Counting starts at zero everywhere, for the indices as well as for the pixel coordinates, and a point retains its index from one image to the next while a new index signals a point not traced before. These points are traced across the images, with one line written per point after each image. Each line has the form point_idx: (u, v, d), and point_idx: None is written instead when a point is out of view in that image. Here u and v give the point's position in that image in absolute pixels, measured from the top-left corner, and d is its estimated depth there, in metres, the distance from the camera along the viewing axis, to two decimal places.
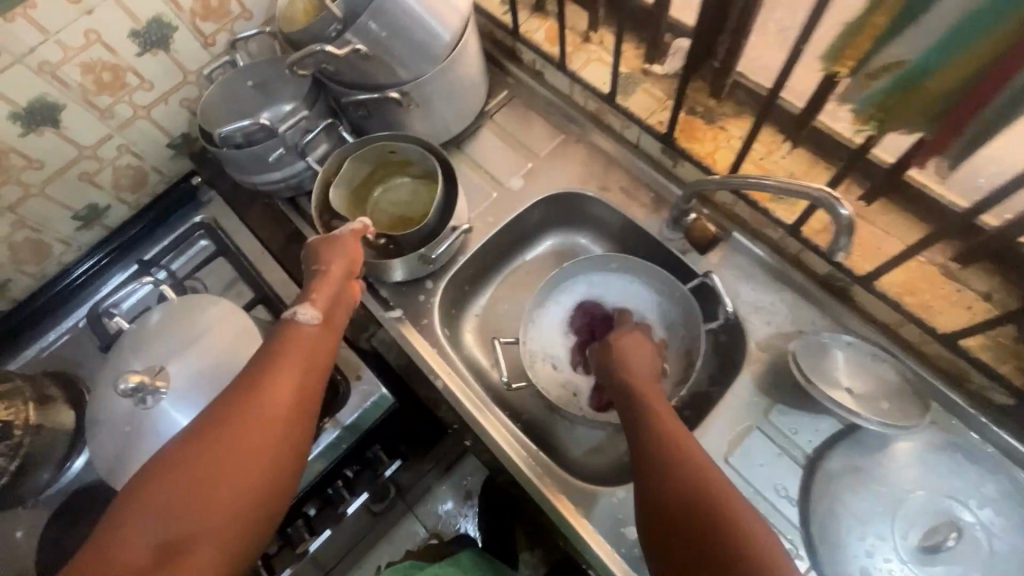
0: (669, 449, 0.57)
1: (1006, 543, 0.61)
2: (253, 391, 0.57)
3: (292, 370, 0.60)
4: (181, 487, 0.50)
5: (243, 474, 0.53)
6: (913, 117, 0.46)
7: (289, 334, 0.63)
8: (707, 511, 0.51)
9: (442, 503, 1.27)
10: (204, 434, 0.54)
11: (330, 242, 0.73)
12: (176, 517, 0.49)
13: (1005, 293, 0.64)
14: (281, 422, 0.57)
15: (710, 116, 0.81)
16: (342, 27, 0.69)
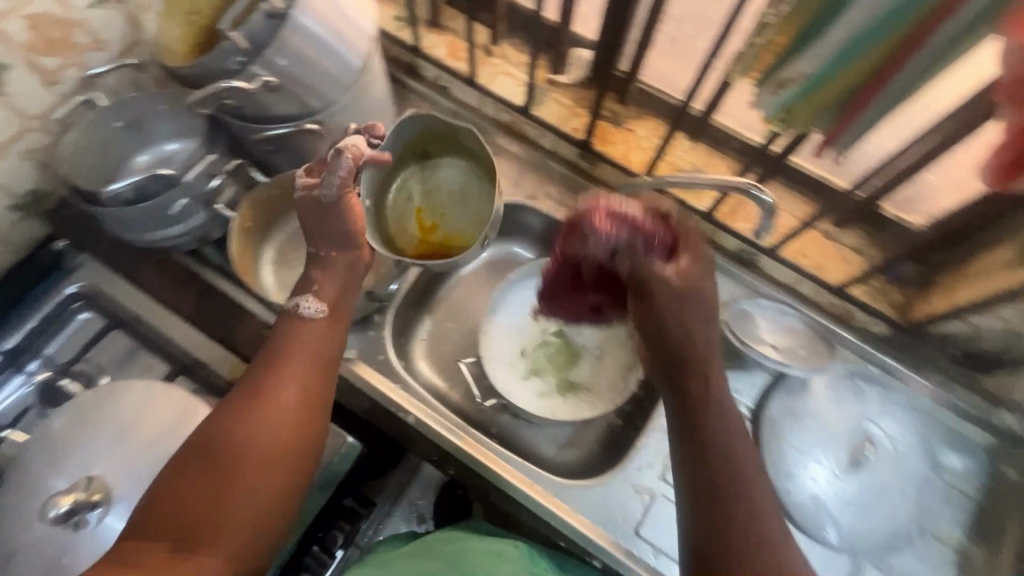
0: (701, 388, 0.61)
1: (903, 443, 0.77)
2: (263, 387, 0.58)
3: (299, 368, 0.59)
4: (197, 485, 0.53)
5: (257, 470, 0.55)
6: (813, 116, 0.55)
7: (292, 331, 0.62)
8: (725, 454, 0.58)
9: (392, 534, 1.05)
10: (220, 437, 0.55)
11: (321, 208, 0.63)
12: (196, 516, 0.52)
13: (870, 246, 0.80)
14: (294, 423, 0.58)
15: (618, 119, 0.87)
16: (247, 59, 0.62)
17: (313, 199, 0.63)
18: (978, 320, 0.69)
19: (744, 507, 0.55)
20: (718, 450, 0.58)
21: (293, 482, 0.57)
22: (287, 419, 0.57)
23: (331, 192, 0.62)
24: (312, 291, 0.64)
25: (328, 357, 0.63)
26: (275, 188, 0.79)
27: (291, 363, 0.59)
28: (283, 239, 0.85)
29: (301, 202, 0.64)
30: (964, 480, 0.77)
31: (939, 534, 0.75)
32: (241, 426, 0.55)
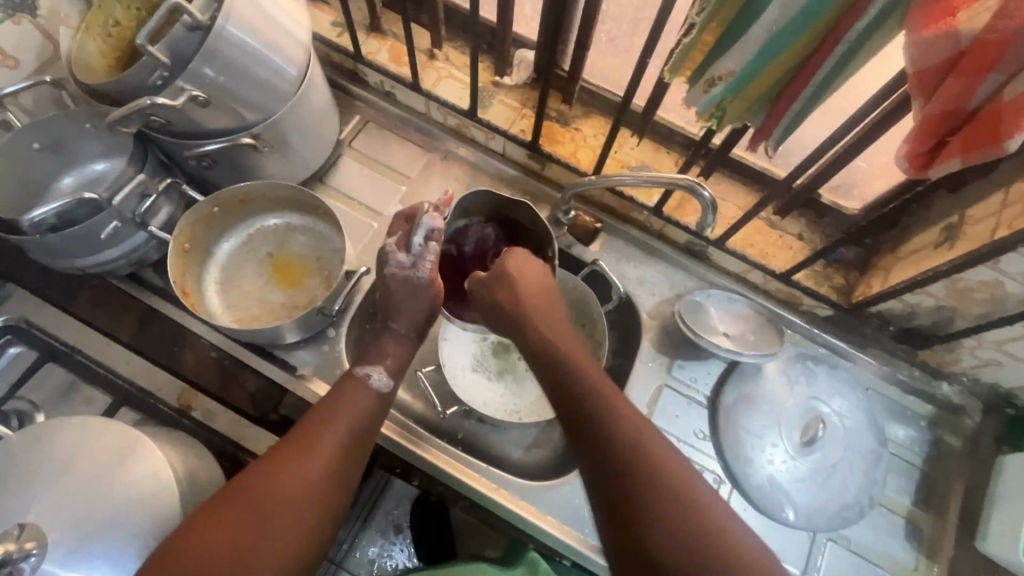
0: (589, 392, 0.57)
1: (852, 420, 0.80)
2: (308, 442, 0.59)
3: (343, 428, 0.61)
4: (224, 534, 0.51)
5: (287, 526, 0.54)
6: (743, 110, 0.56)
7: (349, 389, 0.65)
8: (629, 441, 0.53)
9: (368, 547, 1.04)
10: (259, 484, 0.55)
11: (410, 283, 0.68)
12: (215, 567, 0.49)
13: (811, 233, 0.83)
14: (329, 485, 0.58)
15: (564, 119, 0.88)
16: (170, 74, 0.59)
17: (403, 276, 0.68)
18: (912, 299, 0.73)
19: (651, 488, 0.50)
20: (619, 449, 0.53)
21: (315, 544, 0.56)
22: (325, 477, 0.58)
23: (421, 273, 0.67)
24: (383, 362, 0.68)
25: (373, 423, 0.65)
26: (212, 207, 0.76)
27: (337, 422, 0.61)
28: (226, 259, 0.82)
29: (387, 273, 0.69)
30: (909, 449, 0.82)
31: (889, 503, 0.79)
32: (280, 477, 0.56)
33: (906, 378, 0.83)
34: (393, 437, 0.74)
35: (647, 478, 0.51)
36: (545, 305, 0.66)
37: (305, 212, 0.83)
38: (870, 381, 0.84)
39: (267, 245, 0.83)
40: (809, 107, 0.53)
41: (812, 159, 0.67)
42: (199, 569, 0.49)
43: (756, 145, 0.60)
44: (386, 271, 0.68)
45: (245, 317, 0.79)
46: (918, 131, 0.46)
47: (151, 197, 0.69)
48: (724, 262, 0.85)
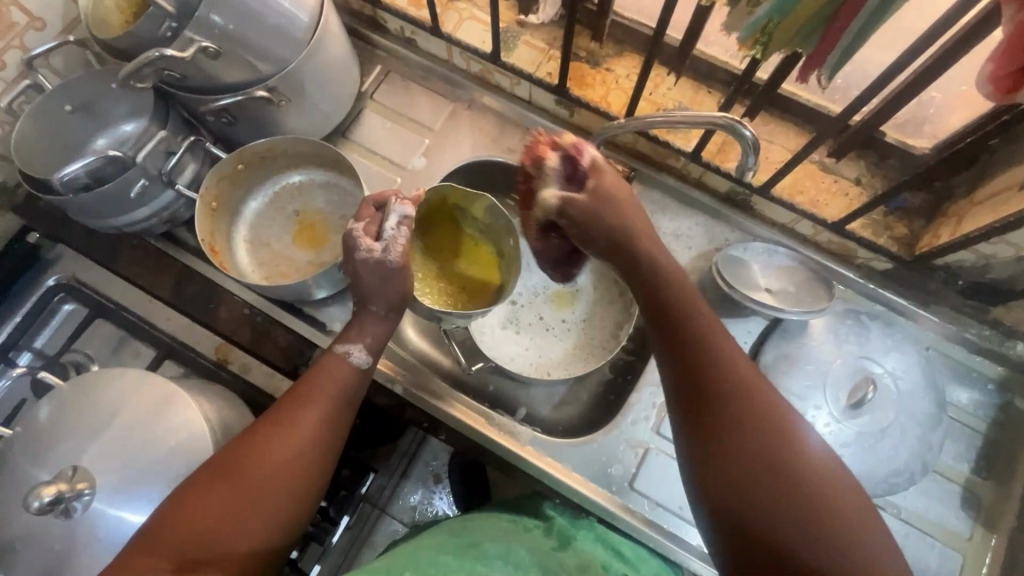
0: (718, 384, 0.52)
1: (906, 382, 0.73)
2: (285, 421, 0.56)
3: (319, 408, 0.58)
4: (199, 508, 0.50)
5: (263, 504, 0.52)
6: (795, 33, 0.49)
7: (326, 367, 0.61)
8: (765, 443, 0.49)
9: (411, 495, 1.09)
10: (231, 466, 0.53)
11: (385, 270, 0.64)
12: (190, 541, 0.48)
13: (870, 177, 0.75)
14: (298, 467, 0.55)
15: (594, 59, 0.81)
16: (177, 25, 0.58)
17: (375, 263, 0.63)
18: (987, 250, 0.65)
19: (800, 508, 0.46)
20: (749, 446, 0.49)
21: (290, 520, 0.54)
22: (305, 452, 0.56)
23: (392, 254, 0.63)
24: (369, 320, 0.64)
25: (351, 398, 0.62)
26: (236, 164, 0.75)
27: (314, 402, 0.58)
28: (253, 217, 0.82)
29: (358, 258, 0.63)
30: (972, 413, 0.75)
31: (945, 469, 0.73)
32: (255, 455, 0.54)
33: (974, 338, 0.75)
34: (416, 391, 0.74)
35: (786, 484, 0.47)
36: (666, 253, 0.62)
37: (329, 166, 0.81)
38: (930, 339, 0.77)
39: (292, 202, 0.83)
40: (872, 25, 0.45)
41: (873, 90, 0.59)
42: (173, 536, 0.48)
43: (807, 75, 0.53)
44: (360, 261, 0.63)
45: (274, 274, 0.80)
46: (1006, 44, 0.39)
47: (175, 154, 0.69)
48: (770, 212, 0.78)
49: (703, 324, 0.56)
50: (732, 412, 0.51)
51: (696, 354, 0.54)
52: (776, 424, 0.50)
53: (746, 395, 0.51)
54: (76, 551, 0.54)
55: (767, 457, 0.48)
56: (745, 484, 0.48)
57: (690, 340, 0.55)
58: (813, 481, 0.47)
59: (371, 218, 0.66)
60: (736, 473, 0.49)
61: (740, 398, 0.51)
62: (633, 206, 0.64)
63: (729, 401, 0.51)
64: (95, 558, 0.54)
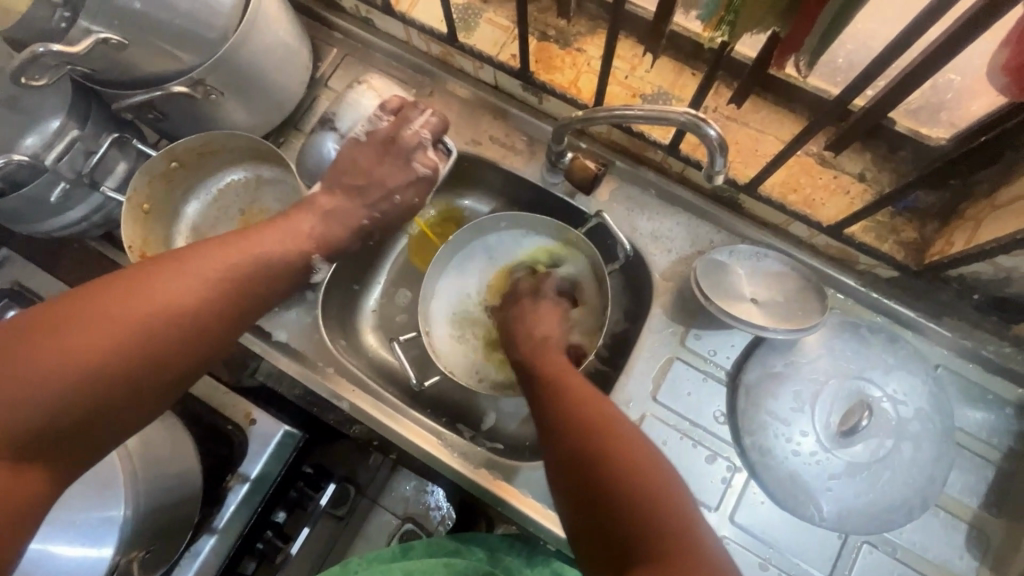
0: (588, 440, 0.51)
1: (908, 407, 0.65)
2: (200, 261, 0.54)
3: (220, 280, 0.54)
4: (86, 329, 0.46)
5: (160, 338, 0.49)
6: (765, 13, 0.40)
7: (246, 242, 0.58)
8: (598, 445, 0.50)
9: (405, 484, 1.03)
10: (109, 292, 0.49)
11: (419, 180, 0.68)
12: (60, 357, 0.45)
13: (876, 172, 0.65)
14: (180, 314, 0.51)
15: (563, 39, 0.72)
16: (72, 14, 0.52)
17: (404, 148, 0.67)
18: (1007, 262, 0.55)
19: (631, 499, 0.46)
20: (612, 493, 0.47)
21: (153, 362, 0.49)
22: (202, 304, 0.52)
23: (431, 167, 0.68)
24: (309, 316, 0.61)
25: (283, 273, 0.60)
26: (169, 162, 0.70)
27: (219, 275, 0.54)
28: (197, 218, 0.77)
29: (411, 158, 0.67)
30: (985, 441, 0.67)
31: (950, 504, 0.65)
32: (142, 294, 0.50)
33: (991, 356, 0.66)
34: (364, 409, 0.69)
35: (612, 485, 0.47)
36: (555, 352, 0.65)
37: (274, 164, 0.75)
38: (940, 357, 0.68)
39: (238, 202, 0.77)
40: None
41: (872, 75, 0.50)
42: (27, 406, 0.43)
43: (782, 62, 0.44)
44: (412, 162, 0.67)
45: None
46: None
47: (98, 154, 0.64)
48: (758, 211, 0.69)
49: (554, 363, 0.62)
50: (565, 420, 0.53)
51: (546, 385, 0.59)
52: (615, 425, 0.52)
53: (588, 411, 0.53)
54: None
55: (629, 508, 0.45)
56: (580, 493, 0.49)
57: (563, 400, 0.55)
58: (645, 476, 0.47)
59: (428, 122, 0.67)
60: (579, 481, 0.49)
61: (572, 410, 0.54)
62: (546, 321, 0.69)
63: (563, 417, 0.54)
64: None
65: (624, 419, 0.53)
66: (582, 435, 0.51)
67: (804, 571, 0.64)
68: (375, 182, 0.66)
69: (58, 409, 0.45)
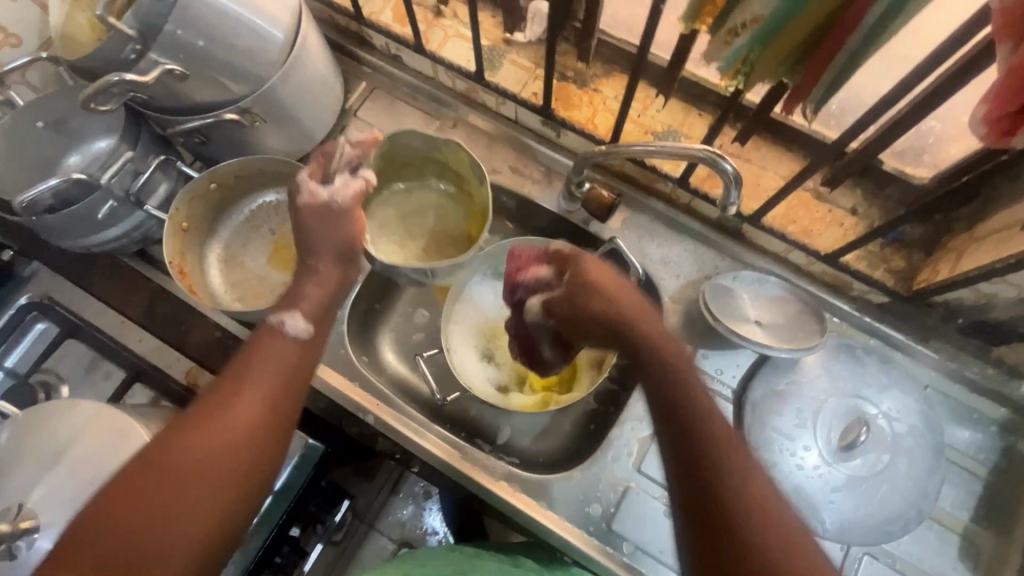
0: (728, 486, 0.46)
1: (903, 423, 0.70)
2: (227, 403, 0.50)
3: (261, 393, 0.52)
4: (131, 527, 0.44)
5: (206, 496, 0.47)
6: (776, 65, 0.46)
7: (269, 343, 0.55)
8: (740, 498, 0.46)
9: (400, 510, 1.07)
10: (158, 462, 0.47)
11: (327, 214, 0.61)
12: (136, 535, 0.44)
13: (867, 206, 0.71)
14: (236, 444, 0.49)
15: (581, 80, 0.79)
16: (142, 46, 0.57)
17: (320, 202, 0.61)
18: (987, 289, 0.61)
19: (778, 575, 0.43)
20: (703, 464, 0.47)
21: (231, 497, 0.48)
22: (251, 424, 0.50)
23: (337, 196, 0.62)
24: (310, 322, 0.59)
25: (304, 371, 0.56)
26: (209, 183, 0.74)
27: (254, 385, 0.52)
28: (228, 236, 0.80)
29: (299, 204, 0.61)
30: (973, 457, 0.71)
31: (944, 517, 0.69)
32: (190, 440, 0.48)
33: (975, 377, 0.71)
34: (389, 423, 0.72)
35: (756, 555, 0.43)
36: (650, 316, 0.57)
37: (306, 187, 0.80)
38: (929, 377, 0.73)
39: (269, 222, 0.81)
40: (857, 58, 0.43)
41: (867, 120, 0.56)
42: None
43: (790, 108, 0.50)
44: (301, 203, 0.61)
45: (247, 295, 0.78)
46: (993, 88, 0.36)
47: (145, 174, 0.68)
48: (760, 239, 0.75)
49: (675, 355, 0.54)
50: (699, 451, 0.48)
51: (673, 390, 0.51)
52: (749, 469, 0.47)
53: (727, 443, 0.48)
54: None
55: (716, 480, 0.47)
56: (716, 547, 0.45)
57: (696, 417, 0.49)
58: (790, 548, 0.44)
59: (320, 162, 0.63)
60: (716, 528, 0.45)
61: (709, 437, 0.48)
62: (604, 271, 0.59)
63: (698, 448, 0.48)
64: None
65: (704, 386, 0.52)
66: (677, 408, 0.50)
67: None
68: (303, 246, 0.61)
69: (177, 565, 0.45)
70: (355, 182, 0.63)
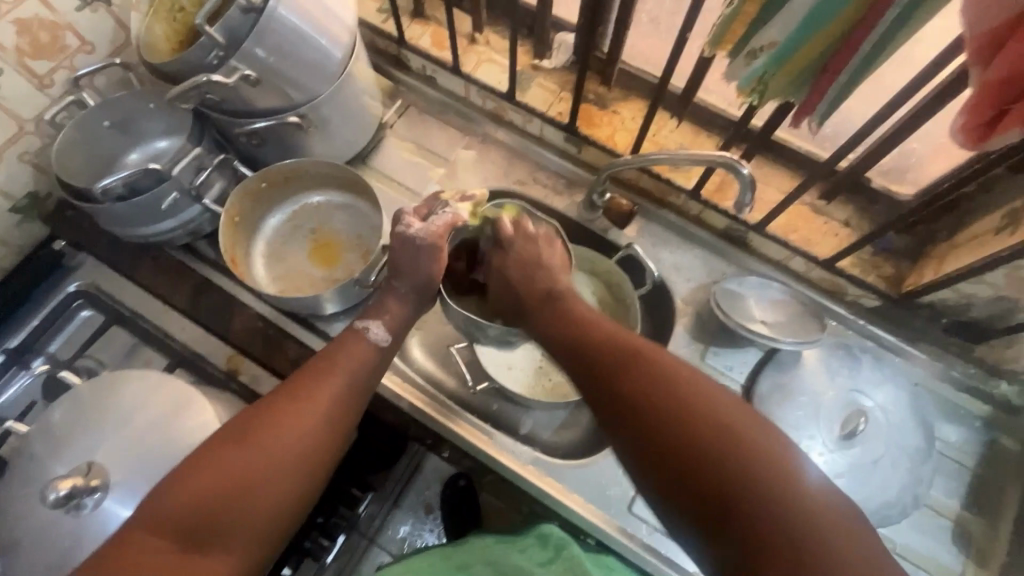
0: (690, 434, 0.49)
1: (896, 415, 0.76)
2: (308, 394, 0.60)
3: (338, 384, 0.61)
4: (222, 481, 0.52)
5: (284, 470, 0.55)
6: (787, 84, 0.54)
7: (347, 343, 0.65)
8: (701, 438, 0.49)
9: (400, 526, 1.09)
10: (250, 429, 0.56)
11: (414, 245, 0.69)
12: (231, 485, 0.52)
13: (859, 219, 0.80)
14: (317, 427, 0.58)
15: (602, 102, 0.87)
16: (226, 53, 0.63)
17: (410, 238, 0.69)
18: (968, 289, 0.69)
19: (758, 492, 0.45)
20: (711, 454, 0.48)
21: (304, 471, 0.57)
22: (328, 415, 0.60)
23: (425, 231, 0.69)
24: (382, 317, 0.68)
25: (372, 376, 0.65)
26: (260, 182, 0.80)
27: (333, 377, 0.62)
28: (272, 233, 0.86)
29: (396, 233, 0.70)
30: (961, 450, 0.78)
31: (936, 504, 0.75)
32: (279, 418, 0.57)
33: (959, 375, 0.78)
34: (424, 409, 0.76)
35: (726, 467, 0.47)
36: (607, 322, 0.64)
37: (347, 189, 0.86)
38: (918, 376, 0.80)
39: (310, 221, 0.87)
40: (856, 79, 0.51)
41: (860, 137, 0.64)
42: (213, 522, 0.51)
43: (798, 122, 0.59)
44: (397, 231, 0.70)
45: (289, 288, 0.83)
46: (970, 102, 0.44)
47: (207, 170, 0.73)
48: (762, 246, 0.82)
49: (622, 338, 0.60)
50: (660, 418, 0.51)
51: (621, 366, 0.57)
52: (713, 414, 0.51)
53: (676, 396, 0.52)
54: (85, 549, 0.55)
55: (728, 464, 0.47)
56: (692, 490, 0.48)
57: (646, 383, 0.54)
58: (758, 468, 0.47)
59: (425, 205, 0.73)
60: (681, 469, 0.49)
61: (658, 394, 0.53)
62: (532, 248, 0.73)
63: (652, 413, 0.52)
64: (101, 555, 0.55)
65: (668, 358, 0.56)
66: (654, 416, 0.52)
67: None
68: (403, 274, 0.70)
69: (246, 517, 0.52)
70: (442, 218, 0.71)
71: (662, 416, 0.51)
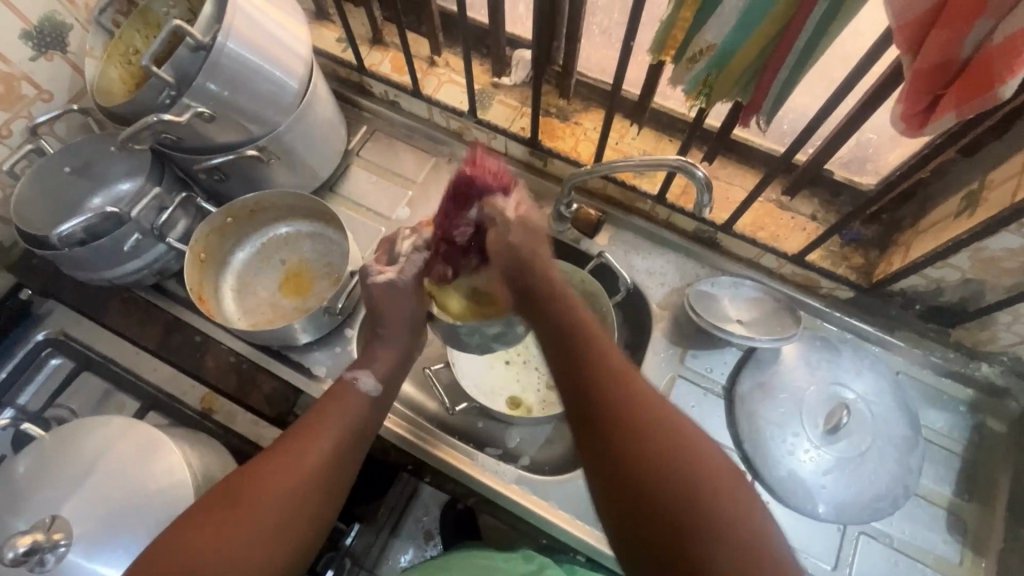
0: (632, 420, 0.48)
1: (880, 406, 0.75)
2: (300, 448, 0.58)
3: (332, 439, 0.59)
4: (211, 544, 0.50)
5: (276, 525, 0.54)
6: (730, 86, 0.55)
7: (341, 396, 0.63)
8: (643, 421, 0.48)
9: (400, 555, 1.06)
10: (240, 489, 0.54)
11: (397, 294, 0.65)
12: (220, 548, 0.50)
13: (826, 212, 0.80)
14: (312, 488, 0.57)
15: (563, 114, 0.88)
16: (176, 92, 0.63)
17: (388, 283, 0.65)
18: (936, 274, 0.69)
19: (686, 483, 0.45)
20: (656, 482, 0.45)
21: (298, 532, 0.55)
22: (323, 474, 0.58)
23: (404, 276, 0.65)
24: (371, 366, 0.65)
25: (364, 429, 0.63)
26: (226, 217, 0.80)
27: (327, 433, 0.60)
28: (241, 267, 0.86)
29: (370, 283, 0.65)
30: (949, 436, 0.77)
31: (928, 493, 0.74)
32: (272, 480, 0.55)
33: (939, 360, 0.78)
34: (405, 436, 0.75)
35: (659, 469, 0.46)
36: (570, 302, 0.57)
37: (314, 217, 0.86)
38: (900, 364, 0.80)
39: (279, 252, 0.87)
40: (795, 76, 0.52)
41: (812, 130, 0.65)
42: None
43: (747, 120, 0.59)
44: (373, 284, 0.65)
45: (260, 321, 0.83)
46: (904, 91, 0.45)
47: (168, 209, 0.73)
48: (732, 246, 0.82)
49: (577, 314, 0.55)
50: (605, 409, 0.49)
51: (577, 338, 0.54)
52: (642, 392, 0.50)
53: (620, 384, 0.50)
54: None
55: (674, 482, 0.45)
56: (628, 490, 0.47)
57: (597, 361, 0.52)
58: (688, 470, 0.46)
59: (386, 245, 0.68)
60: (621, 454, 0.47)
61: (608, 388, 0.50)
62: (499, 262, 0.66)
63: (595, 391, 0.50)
64: None
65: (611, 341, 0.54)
66: (620, 432, 0.48)
67: (813, 562, 0.71)
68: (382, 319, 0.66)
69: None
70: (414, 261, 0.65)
71: (625, 421, 0.48)
